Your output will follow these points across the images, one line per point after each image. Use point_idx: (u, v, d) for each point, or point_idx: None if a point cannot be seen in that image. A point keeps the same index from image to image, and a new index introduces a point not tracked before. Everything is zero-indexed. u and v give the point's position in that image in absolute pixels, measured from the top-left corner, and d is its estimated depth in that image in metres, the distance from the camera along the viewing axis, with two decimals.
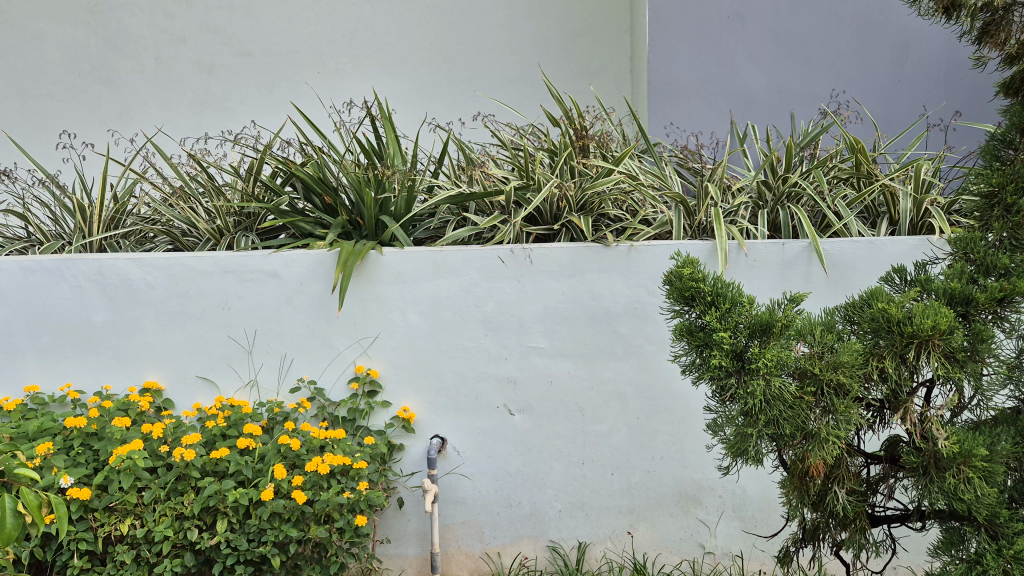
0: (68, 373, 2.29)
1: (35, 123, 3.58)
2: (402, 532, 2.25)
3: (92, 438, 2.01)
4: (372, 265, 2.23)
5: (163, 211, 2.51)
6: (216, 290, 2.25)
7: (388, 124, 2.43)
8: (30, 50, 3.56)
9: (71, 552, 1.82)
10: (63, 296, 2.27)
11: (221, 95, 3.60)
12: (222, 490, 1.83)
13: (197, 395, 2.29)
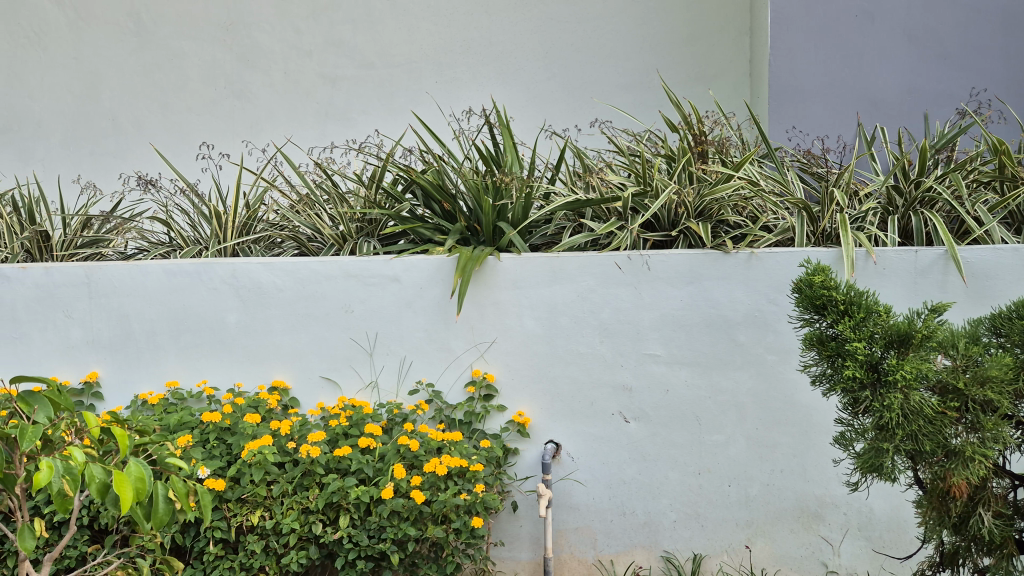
0: (204, 370, 2.42)
1: (176, 135, 3.82)
2: (515, 535, 2.27)
3: (226, 432, 2.12)
4: (489, 270, 2.27)
5: (291, 217, 2.62)
6: (340, 293, 2.33)
7: (506, 132, 2.47)
8: (173, 67, 3.80)
9: (207, 539, 1.92)
10: (201, 298, 2.41)
11: (345, 106, 3.73)
12: (345, 487, 1.90)
13: (321, 394, 2.38)
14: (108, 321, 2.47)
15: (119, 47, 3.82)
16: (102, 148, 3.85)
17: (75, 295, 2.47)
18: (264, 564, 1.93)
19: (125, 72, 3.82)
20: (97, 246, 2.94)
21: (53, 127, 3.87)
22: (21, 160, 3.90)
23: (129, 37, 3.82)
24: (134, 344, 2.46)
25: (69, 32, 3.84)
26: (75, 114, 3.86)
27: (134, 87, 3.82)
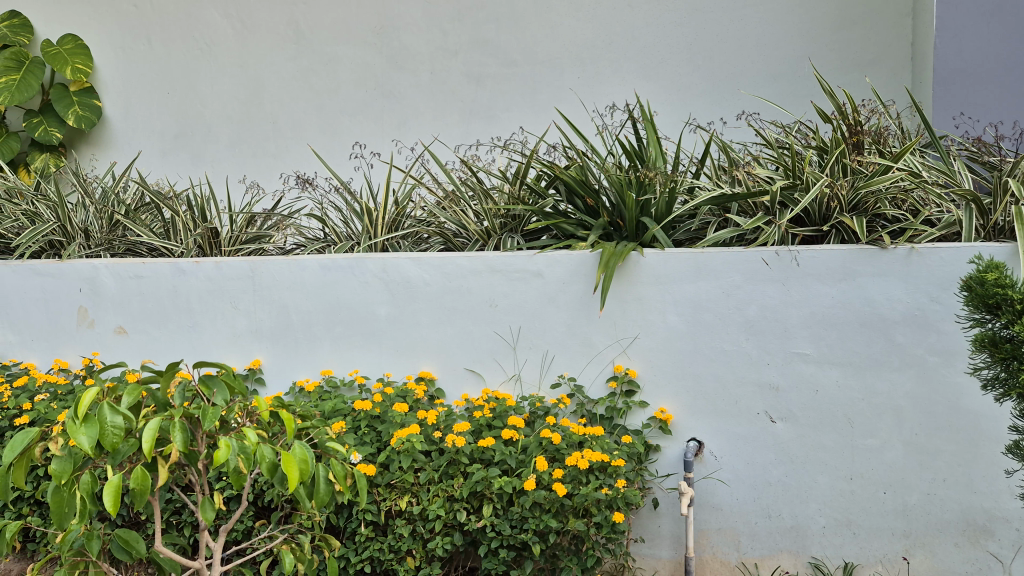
0: (356, 360, 2.55)
1: (330, 136, 4.01)
2: (656, 532, 2.25)
3: (376, 420, 2.22)
4: (632, 266, 2.25)
5: (437, 213, 2.70)
6: (484, 288, 2.39)
7: (650, 127, 2.45)
8: (327, 71, 4.00)
9: (359, 521, 2.02)
10: (354, 291, 2.52)
11: (489, 104, 3.80)
12: (489, 476, 1.95)
13: (465, 386, 2.44)
14: (270, 313, 2.63)
15: (280, 54, 4.06)
16: (264, 150, 4.10)
17: (242, 287, 2.66)
18: (412, 548, 2.00)
19: (285, 78, 4.06)
20: (259, 242, 3.15)
21: (221, 131, 4.16)
22: (193, 163, 4.22)
23: (289, 44, 4.05)
24: (293, 334, 2.61)
25: (236, 43, 4.12)
26: (239, 118, 4.13)
27: (292, 92, 4.05)
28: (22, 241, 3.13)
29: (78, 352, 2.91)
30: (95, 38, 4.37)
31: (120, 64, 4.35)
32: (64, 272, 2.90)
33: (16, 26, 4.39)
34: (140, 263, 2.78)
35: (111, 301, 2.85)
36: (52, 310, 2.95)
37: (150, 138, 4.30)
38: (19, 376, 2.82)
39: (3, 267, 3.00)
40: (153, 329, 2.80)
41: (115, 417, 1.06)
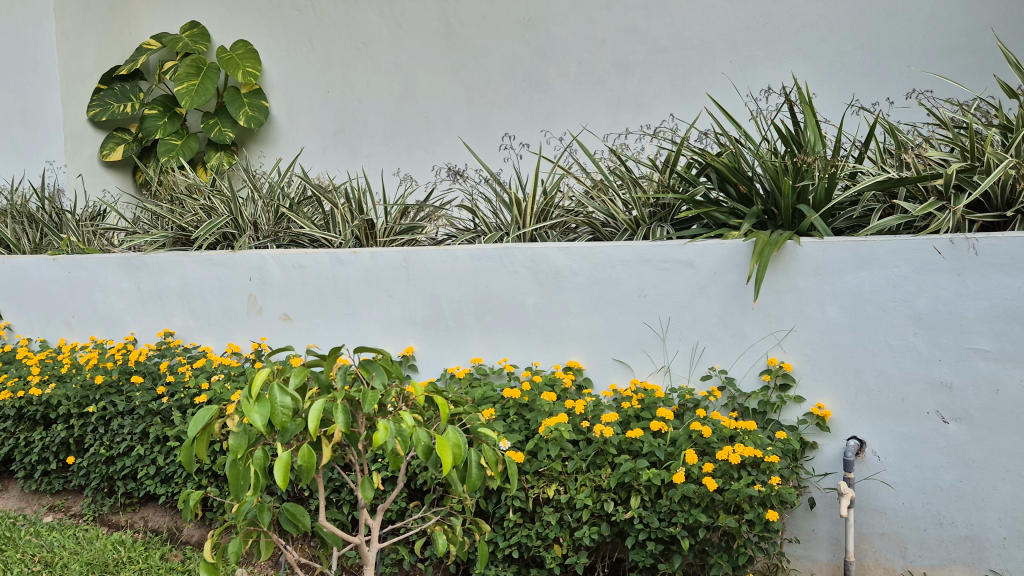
0: (505, 349, 2.59)
1: (480, 129, 4.09)
2: (813, 534, 2.16)
3: (525, 408, 2.26)
4: (788, 255, 2.17)
5: (586, 203, 2.70)
6: (634, 278, 2.36)
7: (809, 110, 2.34)
8: (477, 65, 4.08)
9: (508, 507, 2.06)
10: (503, 281, 2.57)
11: (638, 92, 3.75)
12: (637, 468, 1.93)
13: (614, 377, 2.44)
14: (423, 302, 2.72)
15: (432, 50, 4.18)
16: (417, 143, 4.24)
17: (396, 277, 2.76)
18: (559, 536, 2.02)
19: (437, 73, 4.17)
20: (412, 233, 3.27)
21: (377, 126, 4.34)
22: (351, 157, 4.42)
23: (440, 40, 4.16)
24: (445, 323, 2.69)
25: (391, 41, 4.27)
26: (394, 114, 4.29)
27: (444, 86, 4.16)
28: (200, 233, 3.43)
29: (249, 337, 3.13)
30: (263, 42, 4.65)
31: (286, 65, 4.61)
32: (236, 262, 3.12)
33: (196, 36, 4.73)
34: (303, 253, 2.94)
35: (278, 290, 3.04)
36: (226, 298, 3.18)
37: (312, 134, 4.55)
38: (198, 358, 3.06)
39: (184, 259, 3.27)
40: (314, 316, 2.97)
41: (284, 398, 1.13)
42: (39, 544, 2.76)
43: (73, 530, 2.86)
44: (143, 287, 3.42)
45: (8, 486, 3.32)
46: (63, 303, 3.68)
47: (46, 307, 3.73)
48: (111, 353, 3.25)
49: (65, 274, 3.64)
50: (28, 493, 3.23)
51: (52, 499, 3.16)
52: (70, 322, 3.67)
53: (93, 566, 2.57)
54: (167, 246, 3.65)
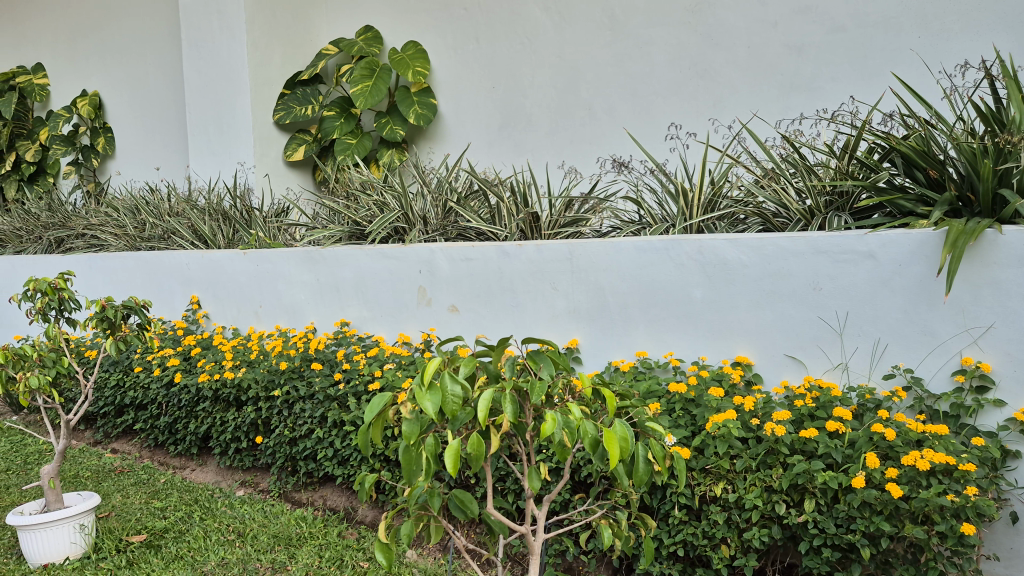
0: (671, 342, 2.54)
1: (645, 119, 4.03)
2: (1015, 551, 1.97)
3: (691, 403, 2.21)
4: (987, 245, 1.99)
5: (756, 192, 2.60)
6: (808, 271, 2.25)
7: (1013, 85, 2.15)
8: (642, 54, 4.02)
9: (672, 503, 2.02)
10: (669, 274, 2.52)
11: (813, 75, 3.57)
12: (811, 469, 1.84)
13: (785, 373, 2.33)
14: (587, 294, 2.72)
15: (596, 42, 4.15)
16: (581, 136, 4.25)
17: (561, 269, 2.78)
18: (727, 536, 1.96)
19: (601, 66, 4.15)
20: (577, 225, 3.27)
21: (541, 119, 4.39)
22: (516, 152, 4.51)
23: (604, 31, 4.12)
24: (609, 315, 2.67)
25: (555, 35, 4.29)
26: (558, 107, 4.32)
27: (607, 78, 4.14)
28: (374, 227, 3.61)
29: (419, 327, 3.26)
30: (432, 42, 4.80)
31: (453, 63, 4.74)
32: (406, 255, 3.25)
33: (370, 39, 4.93)
34: (470, 246, 3.01)
35: (446, 282, 3.13)
36: (397, 290, 3.32)
37: (478, 130, 4.66)
38: (371, 347, 3.22)
39: (359, 252, 3.43)
40: (480, 308, 3.04)
41: (455, 386, 1.15)
42: (233, 515, 2.99)
43: (262, 504, 3.08)
44: (322, 279, 3.62)
45: (206, 461, 3.62)
46: (252, 294, 3.96)
47: (238, 298, 4.04)
48: (294, 341, 3.49)
49: (253, 266, 3.92)
50: (223, 468, 3.51)
51: (243, 475, 3.42)
52: (258, 312, 3.95)
53: (279, 539, 2.76)
54: (344, 241, 3.84)
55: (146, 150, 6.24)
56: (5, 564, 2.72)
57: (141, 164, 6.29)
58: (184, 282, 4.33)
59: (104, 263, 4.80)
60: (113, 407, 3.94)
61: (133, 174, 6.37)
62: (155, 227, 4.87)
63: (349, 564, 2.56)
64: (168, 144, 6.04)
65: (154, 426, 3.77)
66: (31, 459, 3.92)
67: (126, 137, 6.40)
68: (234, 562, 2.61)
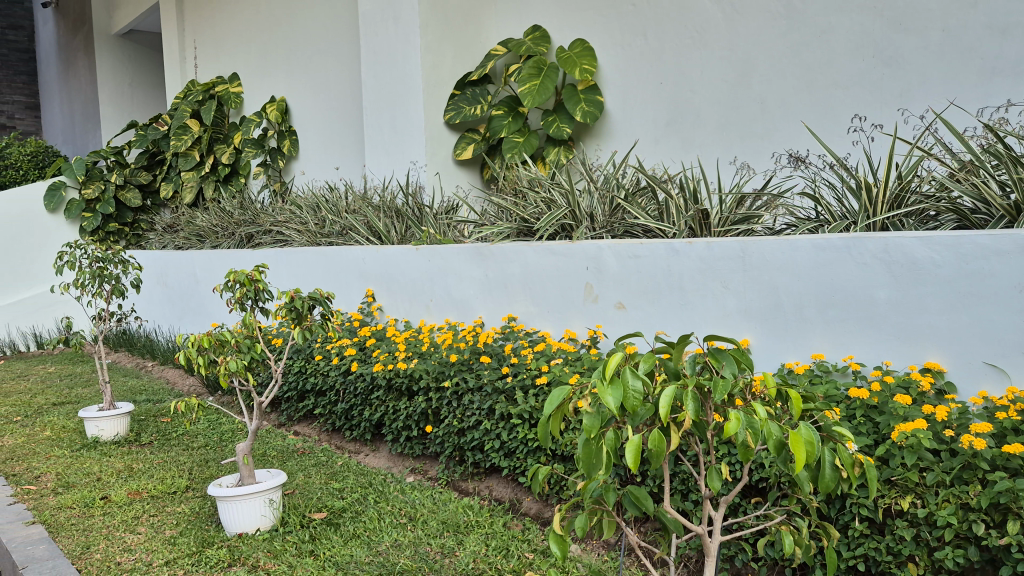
0: (851, 345, 2.41)
1: (824, 112, 3.85)
2: None
3: (874, 411, 2.09)
4: None
5: (951, 186, 2.42)
6: (1012, 273, 2.07)
7: None
8: (821, 43, 3.83)
9: (853, 515, 1.92)
10: (851, 273, 2.39)
11: (1019, 58, 3.26)
12: (1016, 489, 1.69)
13: (984, 383, 2.15)
14: (761, 293, 2.63)
15: (771, 32, 4.00)
16: (752, 130, 4.12)
17: (733, 267, 2.70)
18: (914, 554, 1.84)
19: (775, 58, 4.00)
20: (748, 222, 3.17)
21: (710, 114, 4.29)
22: (684, 148, 4.44)
23: (780, 21, 3.97)
24: (784, 316, 2.57)
25: (727, 27, 4.17)
26: (729, 101, 4.20)
27: (783, 69, 3.98)
28: (541, 225, 3.66)
29: (585, 323, 3.27)
30: (600, 39, 4.80)
31: (620, 59, 4.71)
32: (574, 252, 3.27)
33: (538, 39, 4.98)
34: (639, 243, 3.00)
35: (613, 278, 3.13)
36: (564, 286, 3.35)
37: (645, 127, 4.62)
38: (538, 342, 3.26)
39: (526, 249, 3.48)
40: (648, 306, 3.01)
41: (636, 382, 1.15)
42: (405, 500, 3.12)
43: (431, 491, 3.20)
44: (490, 274, 3.70)
45: (379, 446, 3.80)
46: (424, 288, 4.11)
47: (410, 292, 4.21)
48: (463, 334, 3.60)
49: (425, 262, 4.07)
50: (394, 455, 3.66)
51: (413, 462, 3.55)
52: (429, 305, 4.09)
53: (448, 525, 2.85)
54: (512, 238, 3.91)
55: (327, 151, 6.61)
56: (206, 530, 2.98)
57: (322, 163, 6.68)
58: (361, 276, 4.56)
59: (289, 257, 5.14)
60: (296, 392, 4.21)
61: (315, 173, 6.77)
62: (335, 224, 5.17)
63: (515, 554, 2.60)
64: (347, 145, 6.38)
65: (331, 412, 4.00)
66: (225, 436, 4.27)
67: (309, 139, 6.80)
68: (406, 543, 2.72)
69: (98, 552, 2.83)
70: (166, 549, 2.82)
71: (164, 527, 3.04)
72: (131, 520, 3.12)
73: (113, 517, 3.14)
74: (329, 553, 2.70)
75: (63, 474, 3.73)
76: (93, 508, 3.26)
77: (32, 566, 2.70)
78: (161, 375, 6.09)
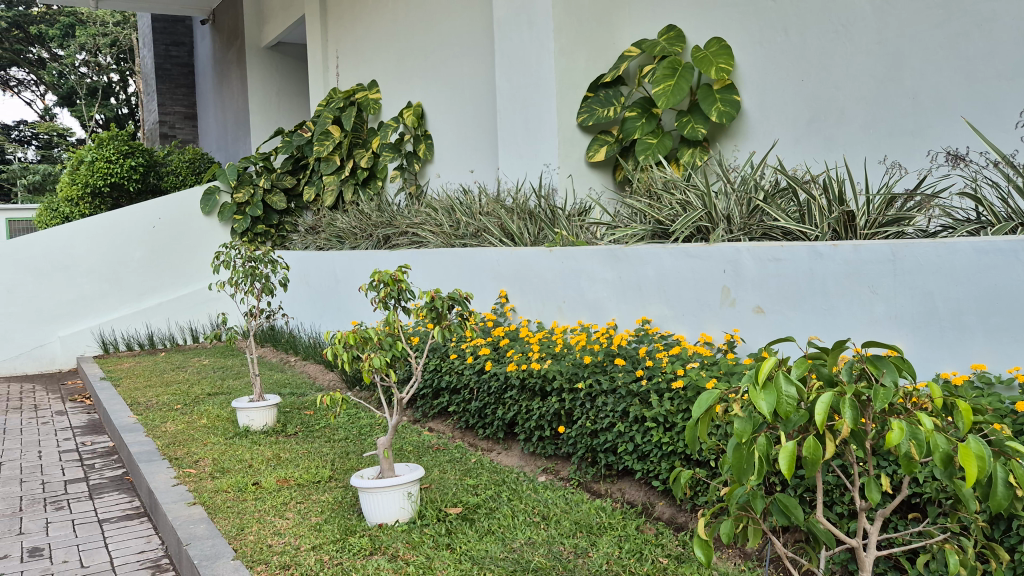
0: (1016, 356, 2.26)
1: (986, 106, 3.61)
2: None
3: None
4: None
5: None
6: None
7: None
8: (982, 32, 3.59)
9: (1020, 537, 1.80)
10: (1018, 278, 2.23)
11: None
12: None
13: None
14: (914, 299, 2.50)
15: (925, 23, 3.79)
16: (903, 127, 3.93)
17: (882, 271, 2.58)
18: None
19: (929, 50, 3.79)
20: (899, 224, 3.02)
21: (856, 112, 4.12)
22: (827, 147, 4.27)
23: (935, 10, 3.75)
24: (939, 323, 2.44)
25: (876, 19, 3.99)
26: (877, 98, 4.02)
27: (938, 61, 3.76)
28: (677, 226, 3.61)
29: (721, 327, 3.21)
30: (738, 37, 4.69)
31: (759, 57, 4.59)
32: (710, 255, 3.22)
33: (673, 38, 4.92)
34: (780, 247, 2.92)
35: (752, 282, 3.05)
36: (700, 289, 3.30)
37: (785, 126, 4.49)
38: (673, 345, 3.23)
39: (662, 251, 3.46)
40: (790, 310, 2.92)
41: (790, 388, 1.14)
42: (538, 499, 3.16)
43: (563, 491, 3.22)
44: (624, 276, 3.69)
45: (511, 445, 3.85)
46: (556, 289, 4.14)
47: (543, 293, 4.24)
48: (596, 336, 3.61)
49: (558, 263, 4.10)
50: (527, 454, 3.70)
51: (546, 462, 3.57)
52: (562, 306, 4.11)
53: (581, 526, 2.87)
54: (646, 240, 3.87)
55: (462, 154, 6.76)
56: (349, 519, 3.12)
57: (457, 166, 6.83)
58: (494, 277, 4.64)
59: (425, 258, 5.29)
60: (431, 390, 4.33)
61: (450, 176, 6.94)
62: (469, 226, 5.29)
63: (649, 558, 2.58)
64: (480, 148, 6.51)
65: (465, 409, 4.08)
66: (364, 430, 4.45)
67: (444, 144, 6.97)
68: (540, 541, 2.76)
69: (252, 534, 3.01)
70: (313, 535, 2.96)
71: (310, 513, 3.20)
72: (280, 505, 3.30)
73: (264, 502, 3.34)
74: (465, 547, 2.76)
75: (219, 460, 3.99)
76: (246, 493, 3.47)
77: (194, 543, 2.91)
78: (304, 369, 6.40)
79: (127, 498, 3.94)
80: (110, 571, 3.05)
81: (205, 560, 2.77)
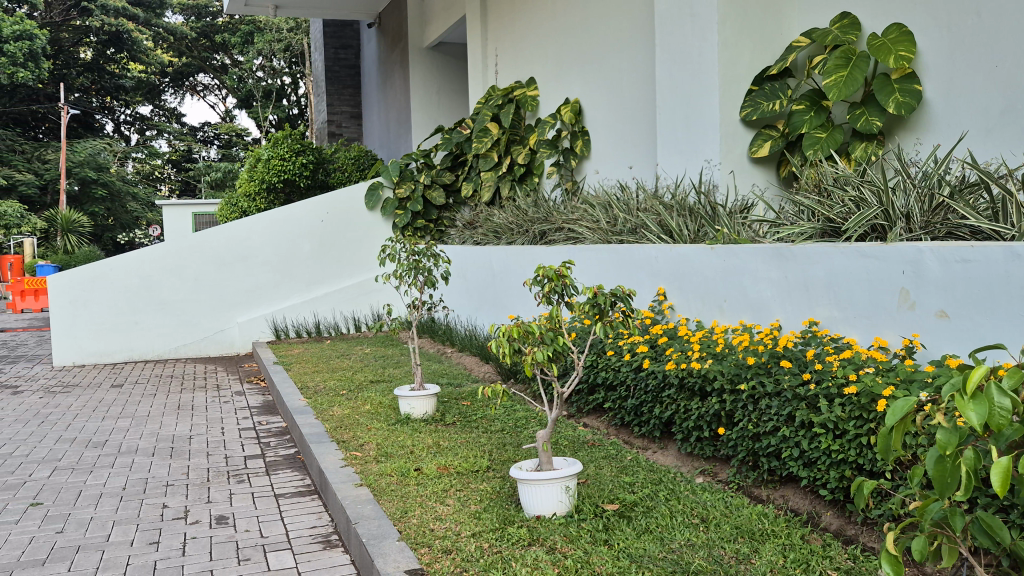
0: None
1: None
2: None
3: None
4: None
5: None
6: None
7: None
8: None
9: None
10: None
11: None
12: None
13: None
14: None
15: None
16: None
17: None
18: None
19: None
20: None
21: None
22: None
23: None
24: None
25: None
26: None
27: None
28: (850, 225, 3.44)
29: (899, 332, 3.03)
30: (922, 22, 4.40)
31: (945, 42, 4.29)
32: (889, 254, 3.04)
33: (846, 26, 4.68)
34: (970, 246, 2.71)
35: (937, 284, 2.86)
36: (875, 291, 3.12)
37: (975, 117, 4.18)
38: (844, 349, 3.08)
39: (833, 250, 3.30)
40: (979, 316, 2.71)
41: (1003, 399, 1.07)
42: (697, 500, 3.10)
43: (723, 494, 3.13)
44: (791, 275, 3.54)
45: (667, 444, 3.79)
46: (717, 288, 4.03)
47: (703, 292, 4.15)
48: (760, 337, 3.49)
49: (720, 261, 3.99)
50: (683, 454, 3.63)
51: (704, 463, 3.49)
52: (722, 306, 4.01)
53: (742, 531, 2.79)
54: (815, 238, 3.70)
55: (619, 150, 6.72)
56: (507, 509, 3.18)
57: (615, 163, 6.80)
58: (652, 274, 4.58)
59: (582, 254, 5.30)
60: (587, 385, 4.34)
61: (608, 172, 6.92)
62: (627, 222, 5.25)
63: (817, 570, 2.47)
64: (638, 144, 6.45)
65: (621, 406, 4.05)
66: (520, 423, 4.51)
67: (602, 139, 6.95)
68: (699, 544, 2.71)
69: (415, 517, 3.13)
70: (473, 522, 3.04)
71: (470, 501, 3.29)
72: (441, 492, 3.41)
73: (426, 488, 3.46)
74: (623, 544, 2.75)
75: (382, 445, 4.16)
76: (409, 478, 3.61)
77: (362, 522, 3.06)
78: (460, 360, 6.57)
79: (299, 476, 4.19)
80: (286, 543, 3.26)
81: (373, 539, 2.91)
